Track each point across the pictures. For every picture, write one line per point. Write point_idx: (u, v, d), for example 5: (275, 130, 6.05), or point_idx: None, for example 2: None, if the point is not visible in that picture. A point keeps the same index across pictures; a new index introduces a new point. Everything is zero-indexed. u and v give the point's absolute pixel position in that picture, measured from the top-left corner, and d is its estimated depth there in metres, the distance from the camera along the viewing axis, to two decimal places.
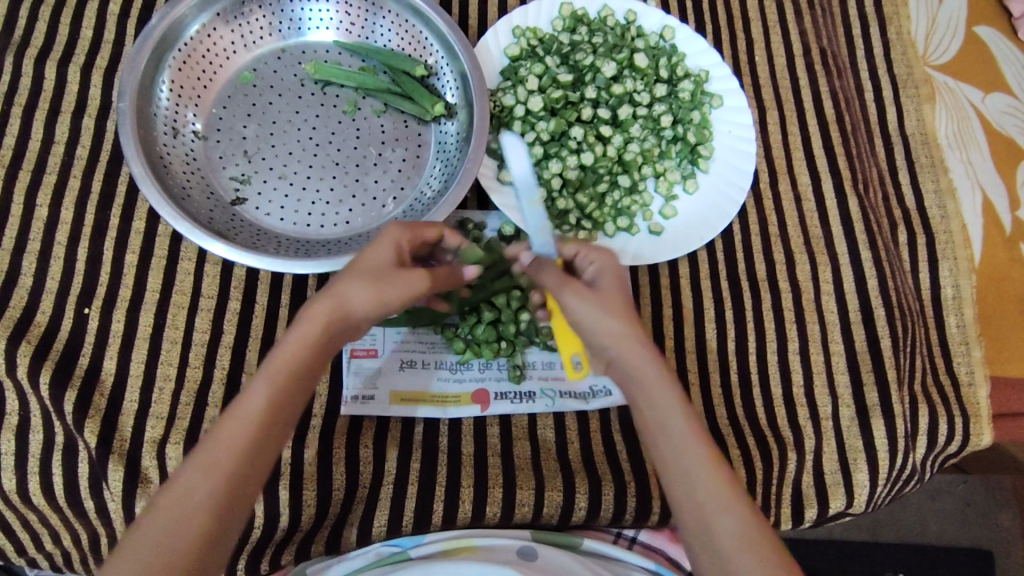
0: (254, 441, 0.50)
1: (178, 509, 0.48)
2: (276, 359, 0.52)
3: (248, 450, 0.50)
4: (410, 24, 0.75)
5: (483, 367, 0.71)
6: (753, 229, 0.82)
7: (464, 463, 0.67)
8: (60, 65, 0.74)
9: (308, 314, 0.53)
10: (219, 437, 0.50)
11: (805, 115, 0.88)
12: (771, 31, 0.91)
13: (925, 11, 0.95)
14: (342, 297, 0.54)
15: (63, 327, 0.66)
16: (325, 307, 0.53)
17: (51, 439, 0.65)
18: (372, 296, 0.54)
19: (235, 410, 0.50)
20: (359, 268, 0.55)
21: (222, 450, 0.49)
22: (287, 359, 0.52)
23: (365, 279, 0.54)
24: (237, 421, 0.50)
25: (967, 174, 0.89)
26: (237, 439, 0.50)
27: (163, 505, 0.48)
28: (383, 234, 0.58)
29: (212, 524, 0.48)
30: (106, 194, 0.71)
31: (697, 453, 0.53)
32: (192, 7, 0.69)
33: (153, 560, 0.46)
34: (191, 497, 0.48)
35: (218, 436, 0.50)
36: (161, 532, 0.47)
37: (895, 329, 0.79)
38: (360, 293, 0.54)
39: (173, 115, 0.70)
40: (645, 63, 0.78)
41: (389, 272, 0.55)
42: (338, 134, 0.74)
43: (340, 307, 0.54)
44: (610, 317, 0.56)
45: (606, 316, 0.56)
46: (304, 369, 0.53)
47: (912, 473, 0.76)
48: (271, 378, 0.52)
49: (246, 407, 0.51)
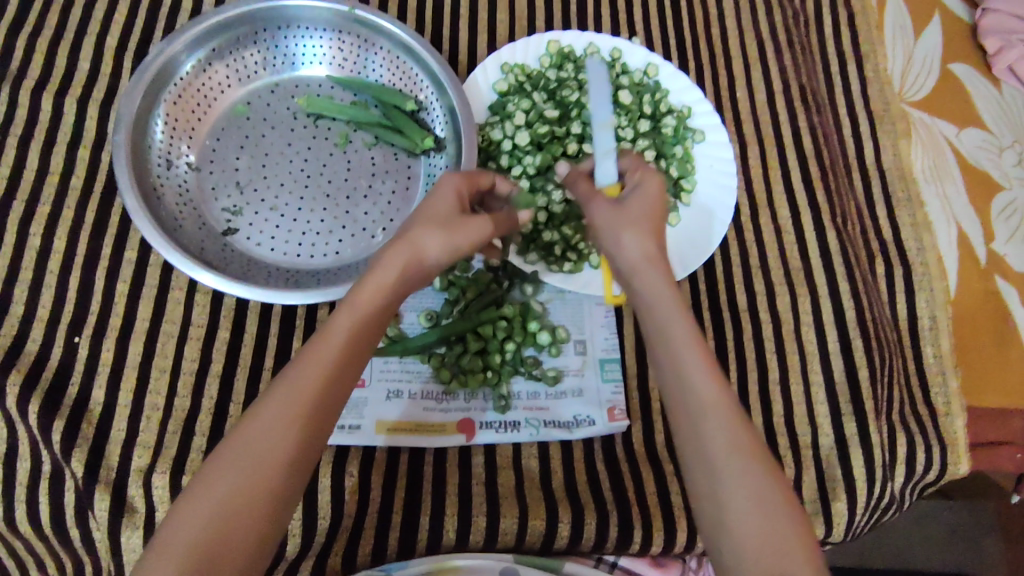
0: (334, 383, 0.50)
1: (259, 450, 0.47)
2: (356, 301, 0.52)
3: (328, 393, 0.50)
4: (401, 61, 0.77)
5: (469, 397, 0.72)
6: (734, 261, 0.84)
7: (448, 492, 0.68)
8: (56, 96, 0.76)
9: (385, 258, 0.53)
10: (301, 378, 0.49)
11: (785, 150, 0.90)
12: (752, 68, 0.94)
13: (901, 50, 1.00)
14: (416, 243, 0.53)
15: (53, 356, 0.67)
16: (401, 256, 0.53)
17: (39, 467, 0.66)
18: (444, 243, 0.54)
19: (317, 345, 0.50)
20: (432, 213, 0.56)
21: (302, 391, 0.49)
22: (367, 301, 0.52)
23: (437, 225, 0.54)
24: (320, 362, 0.49)
25: (943, 209, 0.92)
26: (319, 383, 0.49)
27: (240, 443, 0.47)
28: (445, 181, 0.59)
29: (291, 469, 0.48)
30: (100, 224, 0.72)
31: (741, 442, 0.50)
32: (189, 44, 0.71)
33: (230, 501, 0.46)
34: (272, 439, 0.47)
35: (299, 377, 0.49)
36: (241, 473, 0.47)
37: (872, 359, 0.80)
38: (436, 239, 0.54)
39: (167, 147, 0.71)
40: (628, 100, 0.80)
41: (460, 219, 0.56)
42: (329, 166, 0.76)
43: (416, 254, 0.53)
44: (658, 275, 0.54)
45: (652, 270, 0.54)
46: (381, 313, 0.53)
47: (890, 502, 0.77)
48: (353, 317, 0.51)
49: (327, 344, 0.50)
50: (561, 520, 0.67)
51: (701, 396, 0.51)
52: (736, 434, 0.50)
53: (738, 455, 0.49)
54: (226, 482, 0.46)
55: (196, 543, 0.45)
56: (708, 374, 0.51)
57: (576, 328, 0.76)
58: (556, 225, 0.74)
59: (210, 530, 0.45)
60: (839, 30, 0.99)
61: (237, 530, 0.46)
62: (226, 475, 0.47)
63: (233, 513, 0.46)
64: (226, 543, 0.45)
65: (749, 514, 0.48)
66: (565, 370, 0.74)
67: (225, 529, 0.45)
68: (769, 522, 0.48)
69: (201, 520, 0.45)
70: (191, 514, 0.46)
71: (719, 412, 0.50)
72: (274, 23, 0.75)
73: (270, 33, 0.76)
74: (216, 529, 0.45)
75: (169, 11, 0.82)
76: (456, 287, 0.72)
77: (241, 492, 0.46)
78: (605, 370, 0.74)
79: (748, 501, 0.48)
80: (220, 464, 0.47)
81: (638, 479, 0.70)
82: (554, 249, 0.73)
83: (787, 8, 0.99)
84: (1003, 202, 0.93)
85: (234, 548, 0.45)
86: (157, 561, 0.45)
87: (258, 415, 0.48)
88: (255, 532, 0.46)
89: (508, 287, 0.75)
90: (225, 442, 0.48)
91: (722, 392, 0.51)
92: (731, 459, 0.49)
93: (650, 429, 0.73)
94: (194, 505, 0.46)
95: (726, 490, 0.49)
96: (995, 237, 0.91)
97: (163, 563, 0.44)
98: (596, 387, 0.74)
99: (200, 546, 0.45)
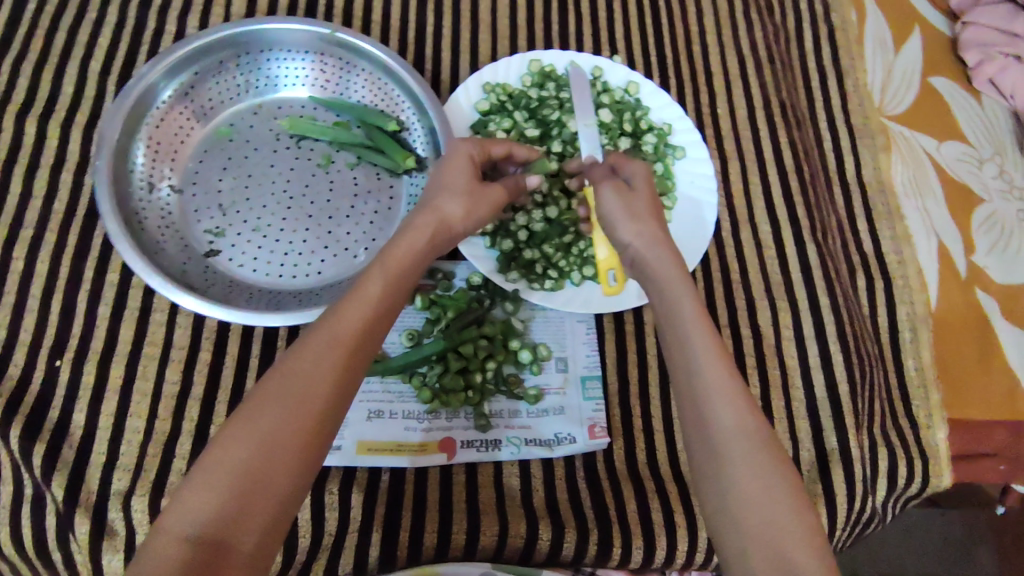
0: (367, 337, 0.53)
1: (295, 395, 0.49)
2: (389, 260, 0.57)
3: (361, 345, 0.53)
4: (383, 82, 0.78)
5: (450, 416, 0.73)
6: (715, 276, 0.84)
7: (429, 510, 0.68)
8: (40, 121, 0.77)
9: (416, 223, 0.60)
10: (337, 329, 0.52)
11: (765, 165, 0.91)
12: (732, 85, 0.95)
13: (881, 64, 0.99)
14: (442, 209, 0.61)
15: (35, 380, 0.68)
16: (431, 221, 0.60)
17: (22, 491, 0.67)
18: (466, 210, 0.61)
19: (352, 296, 0.54)
20: (448, 184, 0.62)
21: (339, 343, 0.52)
22: (399, 260, 0.57)
23: (459, 194, 0.61)
24: (355, 316, 0.53)
25: (923, 222, 0.91)
26: (354, 336, 0.52)
27: (278, 389, 0.50)
28: (456, 151, 0.65)
29: (324, 417, 0.50)
30: (82, 247, 0.73)
31: (748, 419, 0.51)
32: (170, 68, 0.72)
33: (266, 444, 0.48)
34: (309, 385, 0.50)
35: (336, 330, 0.52)
36: (278, 416, 0.49)
37: (852, 373, 0.81)
38: (459, 206, 0.61)
39: (149, 171, 0.72)
40: (609, 118, 0.80)
41: (479, 187, 0.63)
42: (311, 187, 0.77)
43: (443, 219, 0.60)
44: (667, 262, 0.58)
45: (660, 258, 0.58)
46: (412, 270, 0.58)
47: (872, 516, 0.78)
48: (386, 275, 0.56)
49: (362, 296, 0.55)
50: (541, 537, 0.68)
51: (708, 372, 0.52)
52: (743, 414, 0.51)
53: (746, 434, 0.51)
54: (264, 424, 0.48)
55: (233, 482, 0.47)
56: (716, 355, 0.53)
57: (557, 345, 0.76)
58: (537, 244, 0.74)
59: (247, 470, 0.47)
60: (818, 46, 1.00)
61: (272, 472, 0.47)
62: (263, 417, 0.49)
63: (269, 456, 0.48)
64: (262, 483, 0.47)
65: (755, 489, 0.49)
66: (546, 388, 0.75)
67: (262, 469, 0.47)
68: (776, 501, 0.49)
69: (238, 459, 0.47)
70: (226, 454, 0.47)
71: (727, 390, 0.52)
72: (255, 46, 0.76)
73: (252, 57, 0.77)
74: (252, 469, 0.47)
75: (152, 36, 0.84)
76: (437, 306, 0.73)
77: (277, 435, 0.48)
78: (586, 387, 0.75)
79: (754, 477, 0.49)
80: (256, 407, 0.49)
81: (618, 496, 0.71)
82: (535, 267, 0.74)
83: (767, 25, 1.00)
84: (983, 214, 0.91)
85: (269, 490, 0.47)
86: (193, 497, 0.46)
87: (296, 362, 0.51)
88: (289, 476, 0.48)
89: (489, 306, 0.75)
90: (260, 387, 0.50)
91: (730, 374, 0.53)
92: (739, 436, 0.51)
93: (632, 446, 0.74)
94: (230, 446, 0.48)
95: (732, 464, 0.50)
96: (975, 250, 0.89)
97: (200, 498, 0.46)
98: (578, 405, 0.74)
99: (237, 484, 0.47)
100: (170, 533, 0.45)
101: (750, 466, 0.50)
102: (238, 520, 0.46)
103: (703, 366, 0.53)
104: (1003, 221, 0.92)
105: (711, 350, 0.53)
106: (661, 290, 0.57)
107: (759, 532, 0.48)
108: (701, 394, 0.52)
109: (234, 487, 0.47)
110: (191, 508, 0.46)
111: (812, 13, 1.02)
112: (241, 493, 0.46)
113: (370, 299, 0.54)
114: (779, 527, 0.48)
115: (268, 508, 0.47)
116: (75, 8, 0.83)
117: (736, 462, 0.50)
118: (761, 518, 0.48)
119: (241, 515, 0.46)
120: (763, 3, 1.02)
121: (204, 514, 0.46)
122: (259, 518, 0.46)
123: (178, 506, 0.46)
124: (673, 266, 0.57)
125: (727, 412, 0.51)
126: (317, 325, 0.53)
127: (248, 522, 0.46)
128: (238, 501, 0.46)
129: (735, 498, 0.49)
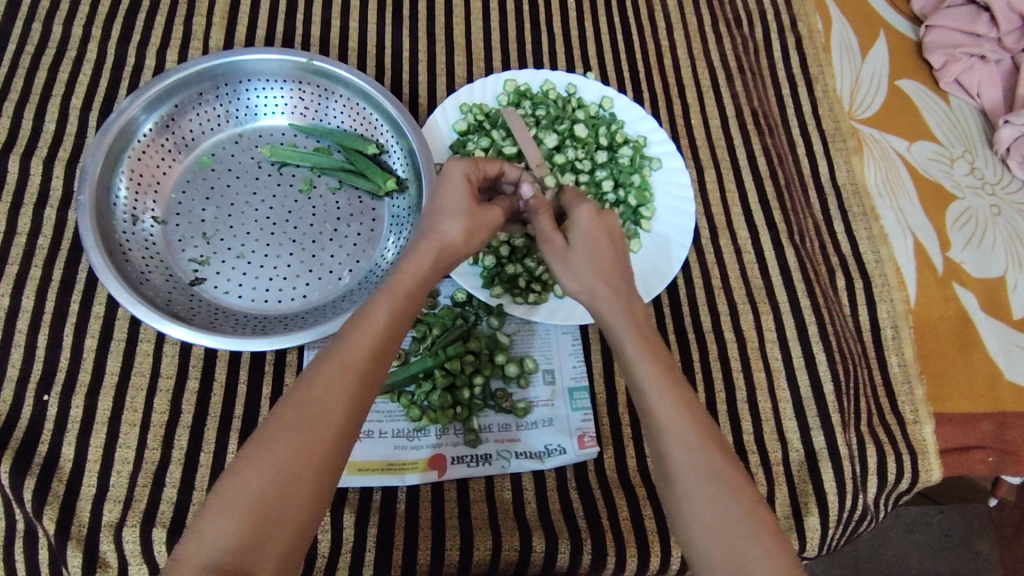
0: (376, 365, 0.54)
1: (308, 424, 0.50)
2: (395, 285, 0.56)
3: (370, 372, 0.53)
4: (361, 107, 0.80)
5: (440, 433, 0.73)
6: (697, 284, 0.86)
7: (421, 526, 0.69)
8: (23, 158, 0.79)
9: (420, 248, 0.58)
10: (348, 354, 0.53)
11: (740, 173, 0.93)
12: (704, 95, 0.97)
13: (849, 69, 1.02)
14: (446, 234, 0.59)
15: (22, 416, 0.68)
16: (436, 246, 0.58)
17: (13, 526, 0.68)
18: (467, 233, 0.60)
19: (362, 322, 0.54)
20: (446, 208, 0.60)
21: (347, 371, 0.52)
22: (406, 285, 0.56)
23: (461, 217, 0.60)
24: (364, 342, 0.53)
25: (899, 220, 0.92)
26: (363, 364, 0.53)
27: (290, 418, 0.51)
28: (451, 170, 0.62)
29: (339, 444, 0.51)
30: (66, 282, 0.74)
31: (702, 452, 0.54)
32: (148, 102, 0.73)
33: (280, 473, 0.49)
34: (321, 414, 0.51)
35: (347, 357, 0.53)
36: (292, 445, 0.50)
37: (837, 373, 0.82)
38: (463, 230, 0.59)
39: (133, 204, 0.73)
40: (585, 133, 0.82)
41: (480, 211, 0.61)
42: (294, 212, 0.78)
43: (449, 245, 0.59)
44: (608, 313, 0.60)
45: (605, 305, 0.60)
46: (419, 293, 0.57)
47: (864, 513, 0.78)
48: (393, 299, 0.56)
49: (371, 320, 0.55)
50: (535, 548, 0.69)
51: (659, 412, 0.55)
52: (696, 450, 0.54)
53: (699, 466, 0.54)
54: (278, 454, 0.49)
55: (251, 509, 0.48)
56: (661, 398, 0.56)
57: (543, 358, 0.77)
58: (519, 258, 0.75)
59: (264, 497, 0.48)
60: (788, 53, 1.03)
61: (287, 502, 0.48)
62: (277, 446, 0.49)
63: (285, 485, 0.49)
64: (277, 512, 0.48)
65: (709, 521, 0.52)
66: (533, 400, 0.75)
67: (277, 499, 0.48)
68: (732, 529, 0.52)
69: (255, 488, 0.48)
70: (244, 483, 0.48)
71: (679, 428, 0.55)
72: (234, 77, 0.77)
73: (230, 88, 0.78)
74: (268, 497, 0.48)
75: (132, 71, 0.85)
76: (423, 324, 0.74)
77: (293, 464, 0.49)
78: (573, 398, 0.76)
79: (711, 508, 0.52)
80: (270, 436, 0.50)
81: (611, 505, 0.71)
82: (518, 280, 0.74)
83: (735, 37, 1.03)
84: (957, 211, 0.93)
85: (288, 518, 0.48)
86: (213, 526, 0.47)
87: (307, 393, 0.51)
88: (303, 505, 0.49)
89: (475, 320, 0.76)
90: (273, 418, 0.51)
91: (681, 411, 0.55)
92: (692, 470, 0.54)
93: (623, 455, 0.74)
94: (248, 475, 0.49)
95: (691, 496, 0.53)
96: (951, 246, 0.91)
97: (220, 526, 0.47)
98: (566, 415, 0.75)
99: (253, 513, 0.48)
100: (190, 560, 0.47)
101: (702, 496, 0.53)
102: (257, 547, 0.47)
103: (653, 409, 0.56)
104: (976, 216, 0.93)
105: (654, 394, 0.56)
106: (608, 336, 0.60)
107: (720, 557, 0.51)
108: (656, 432, 0.55)
109: (250, 518, 0.47)
110: (210, 536, 0.47)
111: (779, 23, 1.05)
112: (258, 521, 0.47)
113: (380, 322, 0.54)
114: (737, 555, 0.51)
115: (285, 536, 0.48)
116: (55, 47, 0.85)
117: (691, 492, 0.53)
118: (717, 547, 0.51)
119: (259, 544, 0.47)
120: (731, 15, 1.05)
121: (222, 542, 0.47)
122: (278, 546, 0.47)
123: (199, 534, 0.47)
124: (615, 318, 0.59)
125: (675, 450, 0.54)
126: (327, 353, 0.54)
127: (266, 549, 0.47)
128: (255, 530, 0.47)
129: (692, 527, 0.53)
